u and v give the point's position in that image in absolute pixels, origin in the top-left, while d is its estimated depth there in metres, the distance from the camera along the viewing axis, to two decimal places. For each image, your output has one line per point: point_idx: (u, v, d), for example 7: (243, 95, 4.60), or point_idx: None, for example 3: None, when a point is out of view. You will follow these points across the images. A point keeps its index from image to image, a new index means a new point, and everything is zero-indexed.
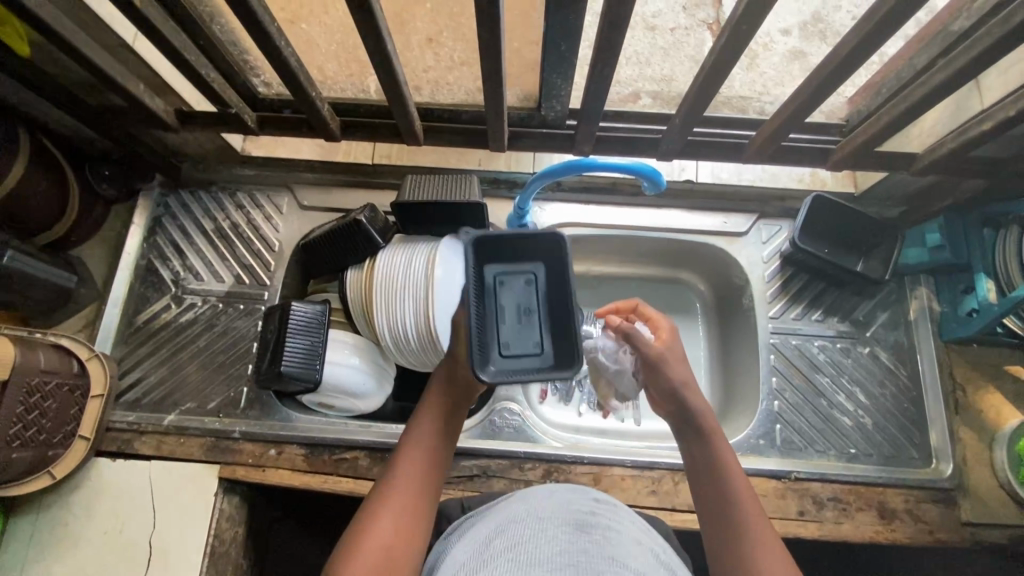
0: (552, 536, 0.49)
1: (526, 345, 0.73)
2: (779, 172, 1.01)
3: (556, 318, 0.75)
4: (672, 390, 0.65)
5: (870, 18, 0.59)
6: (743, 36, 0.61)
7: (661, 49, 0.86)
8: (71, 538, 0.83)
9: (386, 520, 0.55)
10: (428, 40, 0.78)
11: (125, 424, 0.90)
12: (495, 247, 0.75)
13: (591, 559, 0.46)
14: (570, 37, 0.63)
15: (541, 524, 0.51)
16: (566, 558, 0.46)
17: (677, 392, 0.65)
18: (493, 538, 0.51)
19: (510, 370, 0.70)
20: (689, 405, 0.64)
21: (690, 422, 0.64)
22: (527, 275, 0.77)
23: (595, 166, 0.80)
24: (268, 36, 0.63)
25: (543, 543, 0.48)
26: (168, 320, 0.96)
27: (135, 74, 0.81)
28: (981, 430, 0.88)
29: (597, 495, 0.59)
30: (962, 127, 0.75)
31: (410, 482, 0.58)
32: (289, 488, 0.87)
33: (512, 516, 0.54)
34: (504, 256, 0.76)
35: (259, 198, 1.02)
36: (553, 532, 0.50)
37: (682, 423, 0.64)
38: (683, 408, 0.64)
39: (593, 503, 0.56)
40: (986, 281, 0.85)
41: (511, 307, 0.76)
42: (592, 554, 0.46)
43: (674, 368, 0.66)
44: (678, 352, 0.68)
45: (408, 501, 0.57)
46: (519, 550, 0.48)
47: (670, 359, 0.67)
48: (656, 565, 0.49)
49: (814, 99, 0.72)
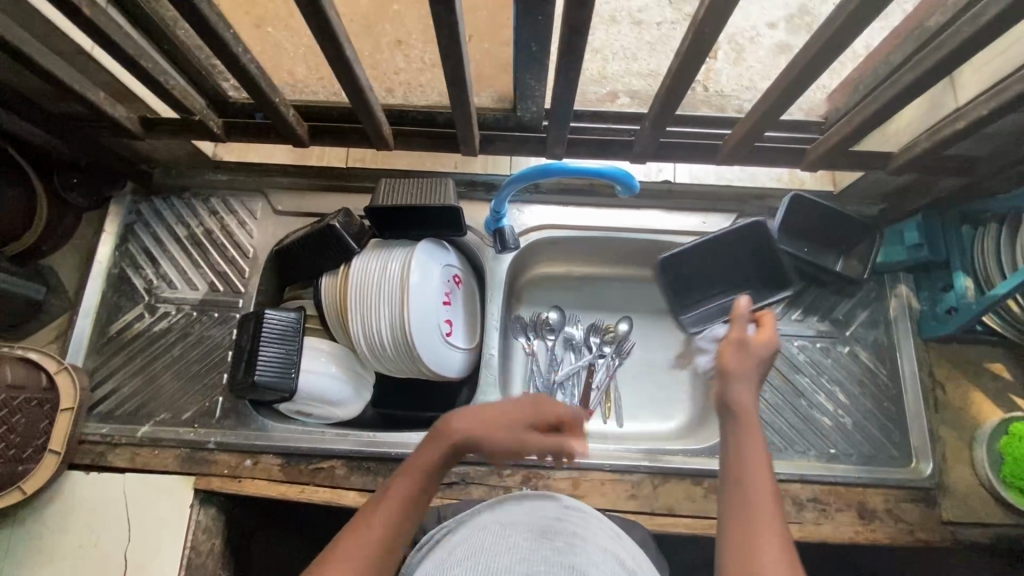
0: (512, 543, 0.48)
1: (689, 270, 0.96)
2: (758, 172, 1.00)
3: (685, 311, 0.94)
4: (725, 374, 0.60)
5: (837, 19, 0.59)
6: (709, 39, 0.61)
7: (648, 44, 0.87)
8: (44, 552, 0.82)
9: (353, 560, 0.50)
10: (396, 42, 0.81)
11: (99, 436, 0.89)
12: (739, 237, 0.94)
13: (549, 568, 0.45)
14: (539, 38, 0.62)
15: (505, 530, 0.50)
16: (524, 568, 0.45)
17: (724, 380, 0.60)
18: (457, 546, 0.50)
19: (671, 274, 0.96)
20: (730, 400, 0.58)
21: (736, 426, 0.56)
22: (741, 270, 0.97)
23: (565, 170, 0.79)
24: (225, 43, 0.61)
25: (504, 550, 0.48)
26: (141, 330, 0.94)
27: (97, 82, 0.79)
28: (962, 429, 0.88)
29: (568, 502, 0.57)
30: (937, 126, 0.74)
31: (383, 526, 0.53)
32: (265, 498, 0.86)
33: (481, 523, 0.53)
34: (742, 251, 0.95)
35: (233, 204, 1.00)
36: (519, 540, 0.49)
37: (725, 419, 0.58)
38: (733, 408, 0.57)
39: (563, 511, 0.55)
40: (964, 279, 0.85)
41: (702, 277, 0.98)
42: (553, 564, 0.45)
43: (743, 364, 0.60)
44: (759, 353, 0.62)
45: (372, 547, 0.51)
46: (479, 558, 0.47)
47: (743, 351, 0.62)
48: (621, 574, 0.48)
49: (784, 100, 0.72)
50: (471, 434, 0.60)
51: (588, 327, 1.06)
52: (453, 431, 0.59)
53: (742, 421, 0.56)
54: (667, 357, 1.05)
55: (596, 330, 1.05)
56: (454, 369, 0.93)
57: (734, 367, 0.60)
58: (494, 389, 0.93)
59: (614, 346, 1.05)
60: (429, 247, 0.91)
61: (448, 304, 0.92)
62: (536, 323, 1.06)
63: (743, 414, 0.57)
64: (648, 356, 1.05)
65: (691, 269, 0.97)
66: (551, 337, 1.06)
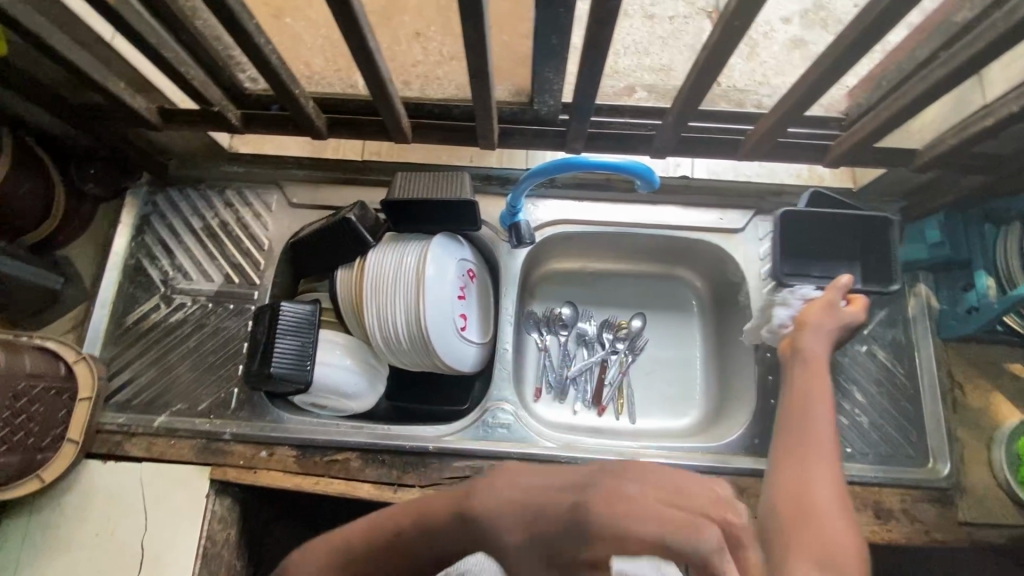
0: None
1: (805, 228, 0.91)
2: (777, 167, 1.02)
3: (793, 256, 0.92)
4: (805, 325, 0.80)
5: (868, 14, 0.58)
6: (737, 33, 0.60)
7: (659, 38, 0.83)
8: (62, 540, 0.83)
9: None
10: (415, 34, 0.77)
11: (115, 426, 0.89)
12: (858, 218, 0.88)
13: None
14: (560, 30, 0.61)
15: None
16: None
17: (804, 336, 0.80)
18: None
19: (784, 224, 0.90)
20: (806, 352, 0.78)
21: (801, 370, 0.77)
22: (852, 245, 0.91)
23: (588, 165, 0.79)
24: (246, 32, 0.61)
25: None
26: (157, 321, 0.95)
27: (117, 72, 0.79)
28: (980, 429, 0.88)
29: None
30: (963, 122, 0.73)
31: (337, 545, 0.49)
32: (281, 489, 0.86)
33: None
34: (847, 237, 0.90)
35: (248, 196, 1.00)
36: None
37: (798, 362, 0.78)
38: (804, 352, 0.78)
39: None
40: (986, 278, 0.83)
41: (816, 243, 0.92)
42: None
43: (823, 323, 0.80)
44: (840, 318, 0.80)
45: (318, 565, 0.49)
46: None
47: (829, 311, 0.80)
48: None
49: (810, 96, 0.71)
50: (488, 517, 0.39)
51: (602, 322, 1.06)
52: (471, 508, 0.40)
53: (810, 368, 0.77)
54: (681, 353, 1.05)
55: (609, 326, 1.05)
56: (468, 363, 0.93)
57: (811, 323, 0.80)
58: (508, 383, 0.93)
59: (627, 342, 1.05)
60: (444, 241, 0.91)
61: (463, 298, 0.92)
62: (549, 318, 1.06)
63: (814, 362, 0.77)
64: (662, 352, 1.05)
65: (806, 231, 0.91)
66: (564, 332, 1.06)
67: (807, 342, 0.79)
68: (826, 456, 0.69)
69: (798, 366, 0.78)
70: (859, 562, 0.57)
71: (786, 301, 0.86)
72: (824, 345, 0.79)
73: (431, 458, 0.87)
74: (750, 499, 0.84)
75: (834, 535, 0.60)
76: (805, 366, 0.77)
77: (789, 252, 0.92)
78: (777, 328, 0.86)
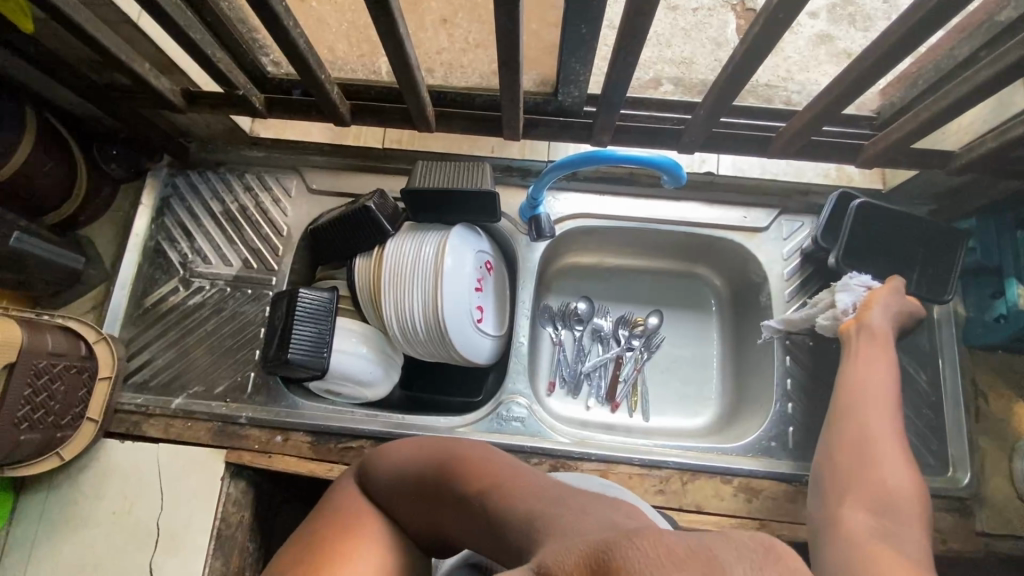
0: None
1: (878, 222, 0.86)
2: (805, 165, 0.98)
3: (859, 243, 0.87)
4: (869, 304, 0.81)
5: (914, 13, 0.56)
6: (778, 28, 0.58)
7: (682, 30, 0.84)
8: (81, 517, 0.84)
9: (402, 462, 0.63)
10: (441, 21, 0.74)
11: (134, 406, 0.90)
12: (904, 215, 0.86)
13: None
14: (590, 21, 0.60)
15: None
16: None
17: (868, 313, 0.80)
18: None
19: (859, 211, 0.86)
20: (872, 326, 0.79)
21: (870, 345, 0.78)
22: (903, 243, 0.87)
23: (614, 158, 0.77)
24: (275, 15, 0.60)
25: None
26: (176, 303, 0.95)
27: (142, 53, 0.79)
28: (1003, 439, 0.86)
29: None
30: (1004, 126, 0.71)
31: (445, 456, 0.62)
32: (295, 475, 0.87)
33: None
34: (910, 242, 0.87)
35: (268, 180, 1.00)
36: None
37: (864, 337, 0.79)
38: (869, 326, 0.79)
39: None
40: (1017, 286, 0.81)
41: (870, 242, 0.87)
42: None
43: (891, 303, 0.81)
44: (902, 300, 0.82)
45: (427, 475, 0.61)
46: None
47: (894, 295, 0.82)
48: None
49: (847, 95, 0.68)
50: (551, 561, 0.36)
51: (618, 319, 1.05)
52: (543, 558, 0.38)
53: (877, 342, 0.78)
54: (697, 352, 1.04)
55: (625, 323, 1.04)
56: (483, 356, 0.93)
57: (875, 304, 0.81)
58: (522, 377, 0.92)
59: (643, 339, 1.04)
60: (463, 232, 0.90)
61: (480, 290, 0.91)
62: (564, 313, 1.05)
63: (881, 336, 0.79)
64: (677, 350, 1.04)
65: (858, 231, 0.86)
66: (579, 327, 1.05)
67: (875, 317, 0.80)
68: (886, 405, 0.73)
69: (859, 340, 0.79)
70: (915, 504, 0.66)
71: (846, 286, 0.84)
72: (889, 321, 0.80)
73: None
74: (764, 501, 0.84)
75: (892, 479, 0.67)
76: (869, 339, 0.79)
77: (854, 242, 0.87)
78: (838, 314, 0.84)
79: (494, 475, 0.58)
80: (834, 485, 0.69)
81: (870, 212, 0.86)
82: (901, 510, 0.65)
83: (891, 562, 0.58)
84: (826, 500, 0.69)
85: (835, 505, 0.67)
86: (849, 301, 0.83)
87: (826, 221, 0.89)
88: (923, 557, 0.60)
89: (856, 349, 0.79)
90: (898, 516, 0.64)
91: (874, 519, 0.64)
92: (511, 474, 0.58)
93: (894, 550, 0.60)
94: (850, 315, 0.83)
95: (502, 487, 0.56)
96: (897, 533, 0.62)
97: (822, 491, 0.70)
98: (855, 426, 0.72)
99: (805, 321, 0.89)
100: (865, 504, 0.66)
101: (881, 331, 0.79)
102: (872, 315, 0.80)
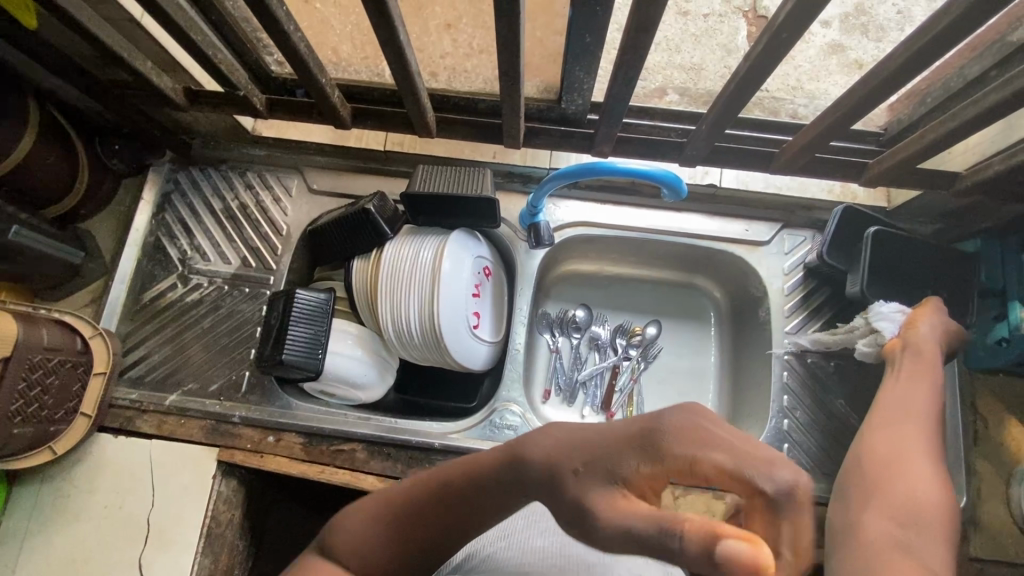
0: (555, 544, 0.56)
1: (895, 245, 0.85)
2: (809, 180, 0.95)
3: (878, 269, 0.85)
4: (912, 322, 0.79)
5: (924, 33, 0.55)
6: (782, 46, 0.57)
7: (693, 36, 0.88)
8: (72, 510, 0.85)
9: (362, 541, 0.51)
10: (446, 25, 0.74)
11: (128, 401, 0.90)
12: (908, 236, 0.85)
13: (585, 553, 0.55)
14: (595, 29, 0.59)
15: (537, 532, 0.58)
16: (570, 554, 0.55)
17: (914, 332, 0.77)
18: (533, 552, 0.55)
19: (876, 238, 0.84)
20: (919, 344, 0.76)
21: (914, 363, 0.75)
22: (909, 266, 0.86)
23: (614, 170, 0.77)
24: (275, 18, 0.60)
25: (535, 542, 0.56)
26: (173, 299, 0.96)
27: (144, 50, 0.78)
28: (1000, 463, 0.85)
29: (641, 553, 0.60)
30: (1012, 149, 0.70)
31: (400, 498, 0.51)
32: (287, 475, 0.87)
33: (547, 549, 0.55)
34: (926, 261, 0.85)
35: (269, 179, 1.00)
36: (541, 547, 0.55)
37: (909, 354, 0.76)
38: (911, 343, 0.77)
39: None
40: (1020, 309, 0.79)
41: (886, 266, 0.85)
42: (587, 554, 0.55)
43: (935, 319, 0.78)
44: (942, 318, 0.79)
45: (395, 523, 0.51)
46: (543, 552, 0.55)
47: (936, 312, 0.80)
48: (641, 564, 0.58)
49: (851, 114, 0.68)
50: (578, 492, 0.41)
51: (615, 328, 1.04)
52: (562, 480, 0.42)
53: (924, 359, 0.75)
54: (695, 364, 1.03)
55: (622, 332, 1.04)
56: (478, 362, 0.92)
57: (920, 321, 0.78)
58: (517, 385, 0.92)
59: (640, 350, 1.03)
60: (461, 237, 0.90)
61: (477, 296, 0.91)
62: (562, 321, 1.05)
63: (928, 354, 0.75)
64: (675, 362, 1.04)
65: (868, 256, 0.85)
66: (576, 335, 1.04)
67: (924, 328, 0.77)
68: (922, 420, 0.67)
69: (902, 359, 0.76)
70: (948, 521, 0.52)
71: (881, 315, 0.82)
72: (936, 339, 0.77)
73: (435, 455, 0.87)
74: None
75: (920, 493, 0.55)
76: (914, 356, 0.75)
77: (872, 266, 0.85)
78: (881, 342, 0.81)
79: (444, 490, 0.49)
80: (859, 499, 0.57)
81: (887, 237, 0.84)
82: (926, 526, 0.50)
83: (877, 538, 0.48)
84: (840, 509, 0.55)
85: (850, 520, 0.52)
86: (892, 328, 0.80)
87: (828, 240, 0.88)
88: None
89: (899, 367, 0.76)
90: (926, 534, 0.49)
91: (900, 533, 0.49)
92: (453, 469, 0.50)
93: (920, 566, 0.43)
94: (893, 338, 0.80)
95: (476, 492, 0.47)
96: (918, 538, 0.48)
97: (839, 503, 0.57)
98: (886, 436, 0.66)
99: (838, 343, 0.88)
100: (887, 516, 0.52)
101: (923, 347, 0.75)
102: (923, 327, 0.77)
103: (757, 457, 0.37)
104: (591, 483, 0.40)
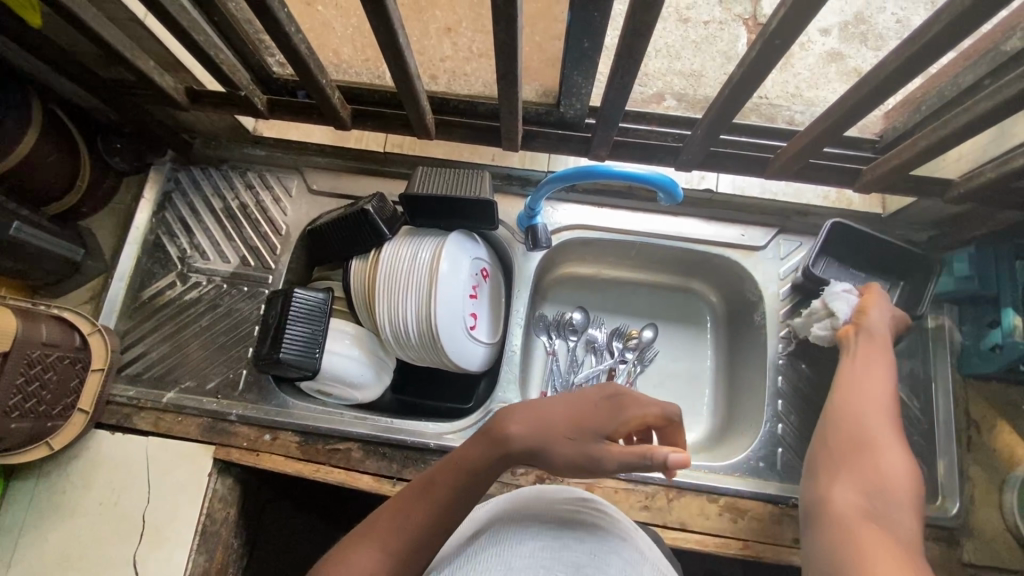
0: (536, 535, 0.47)
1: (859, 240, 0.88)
2: (805, 187, 0.96)
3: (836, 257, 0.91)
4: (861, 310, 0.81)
5: (915, 41, 0.56)
6: (775, 52, 0.58)
7: (693, 42, 0.90)
8: (68, 506, 0.85)
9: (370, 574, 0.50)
10: (446, 29, 0.74)
11: (126, 398, 0.91)
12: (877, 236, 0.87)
13: (572, 551, 0.45)
14: (593, 34, 0.59)
15: (527, 522, 0.49)
16: (549, 552, 0.45)
17: (866, 316, 0.79)
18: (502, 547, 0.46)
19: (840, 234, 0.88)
20: (871, 329, 0.78)
21: (869, 347, 0.77)
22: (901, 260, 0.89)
23: (610, 174, 0.78)
24: (276, 20, 0.61)
25: (521, 539, 0.47)
26: (172, 297, 0.96)
27: (146, 49, 0.79)
28: (993, 469, 0.85)
29: (585, 496, 0.57)
30: (1004, 157, 0.71)
31: (392, 508, 0.55)
32: (282, 474, 0.87)
33: (521, 541, 0.46)
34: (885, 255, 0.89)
35: (270, 179, 1.01)
36: (526, 539, 0.47)
37: (860, 339, 0.78)
38: (867, 329, 0.78)
39: (580, 504, 0.54)
40: (1013, 316, 0.80)
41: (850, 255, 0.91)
42: (576, 550, 0.45)
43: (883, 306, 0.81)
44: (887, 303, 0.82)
45: (392, 530, 0.53)
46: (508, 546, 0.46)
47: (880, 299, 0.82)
48: (640, 559, 0.48)
49: (845, 121, 0.69)
50: (579, 452, 0.59)
51: (611, 331, 1.05)
52: (566, 447, 0.59)
53: (876, 342, 0.77)
54: (690, 368, 1.04)
55: (618, 335, 1.04)
56: (475, 363, 0.93)
57: (870, 307, 0.80)
58: (513, 385, 0.92)
59: (636, 353, 1.04)
60: (460, 239, 0.90)
61: (474, 297, 0.91)
62: (559, 323, 1.05)
63: (880, 337, 0.77)
64: (670, 366, 1.04)
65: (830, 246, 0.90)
66: (573, 337, 1.05)
67: (876, 314, 0.80)
68: (880, 396, 0.71)
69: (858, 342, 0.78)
70: (911, 487, 0.62)
71: (839, 297, 0.82)
72: (888, 324, 0.79)
73: (430, 455, 0.87)
74: (748, 522, 0.83)
75: (888, 467, 0.63)
76: (867, 341, 0.77)
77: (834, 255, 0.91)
78: (835, 323, 0.82)
79: (442, 493, 0.55)
80: (830, 472, 0.66)
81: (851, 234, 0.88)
82: (892, 497, 0.61)
83: (852, 512, 0.59)
84: (817, 481, 0.66)
85: (825, 491, 0.64)
86: (846, 311, 0.81)
87: (820, 245, 0.88)
88: (916, 538, 0.56)
89: (853, 351, 0.77)
90: (890, 501, 0.60)
91: (866, 501, 0.61)
92: (442, 475, 0.57)
93: (883, 528, 0.56)
94: (848, 324, 0.81)
95: (475, 486, 0.56)
96: (886, 508, 0.59)
97: (815, 477, 0.67)
98: (848, 414, 0.70)
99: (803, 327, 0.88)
100: (859, 492, 0.62)
101: (875, 329, 0.78)
102: (875, 314, 0.79)
103: (670, 404, 0.62)
104: (585, 446, 0.59)
